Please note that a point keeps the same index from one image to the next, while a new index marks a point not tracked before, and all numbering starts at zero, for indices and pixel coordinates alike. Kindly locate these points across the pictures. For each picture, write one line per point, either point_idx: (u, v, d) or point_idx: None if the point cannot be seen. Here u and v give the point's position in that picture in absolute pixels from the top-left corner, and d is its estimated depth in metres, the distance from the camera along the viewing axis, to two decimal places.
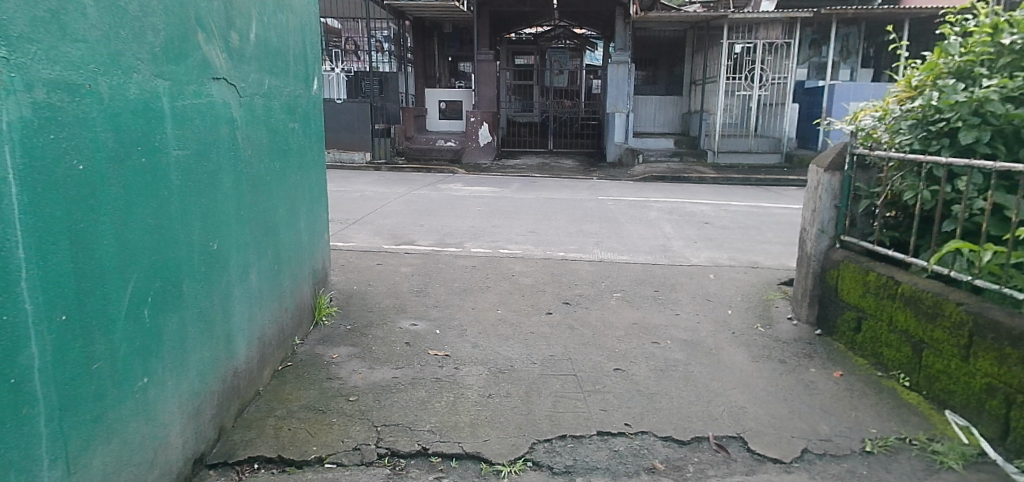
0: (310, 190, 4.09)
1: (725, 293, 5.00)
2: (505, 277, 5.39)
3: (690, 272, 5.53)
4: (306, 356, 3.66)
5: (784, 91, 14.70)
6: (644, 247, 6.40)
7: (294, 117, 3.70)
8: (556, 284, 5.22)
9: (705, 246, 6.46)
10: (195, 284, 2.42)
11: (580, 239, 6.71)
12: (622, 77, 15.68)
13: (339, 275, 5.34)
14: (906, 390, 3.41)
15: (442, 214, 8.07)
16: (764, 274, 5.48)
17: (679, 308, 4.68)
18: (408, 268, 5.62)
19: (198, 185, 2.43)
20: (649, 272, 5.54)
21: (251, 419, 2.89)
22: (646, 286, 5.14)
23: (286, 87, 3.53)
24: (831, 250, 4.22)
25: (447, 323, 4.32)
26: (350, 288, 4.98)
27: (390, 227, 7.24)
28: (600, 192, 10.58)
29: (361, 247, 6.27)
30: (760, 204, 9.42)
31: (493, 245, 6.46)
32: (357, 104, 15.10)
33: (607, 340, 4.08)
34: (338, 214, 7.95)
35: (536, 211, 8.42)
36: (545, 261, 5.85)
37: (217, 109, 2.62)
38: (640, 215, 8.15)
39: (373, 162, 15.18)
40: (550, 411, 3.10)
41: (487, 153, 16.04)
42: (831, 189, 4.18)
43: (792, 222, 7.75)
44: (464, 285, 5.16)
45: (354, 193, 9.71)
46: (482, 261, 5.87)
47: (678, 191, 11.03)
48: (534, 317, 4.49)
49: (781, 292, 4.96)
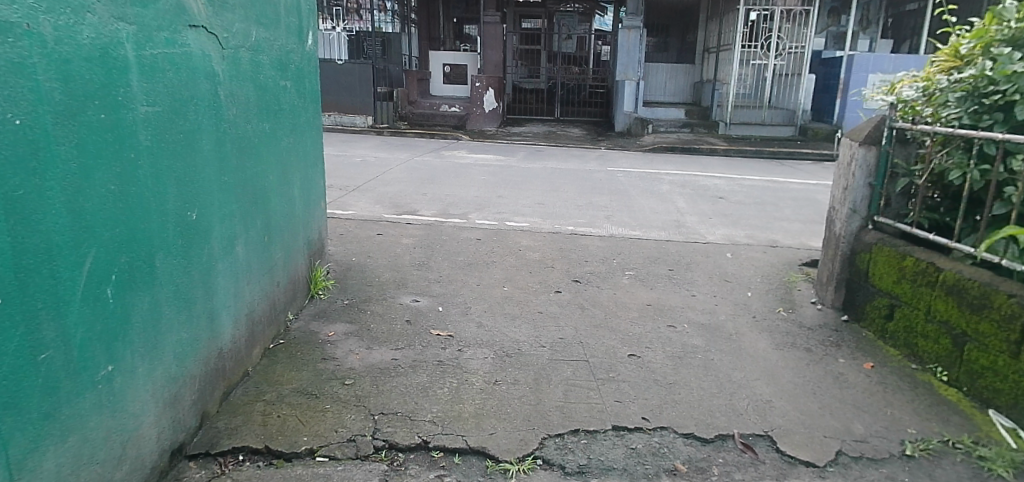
0: (304, 154, 3.83)
1: (744, 273, 4.73)
2: (511, 251, 5.12)
3: (705, 250, 5.26)
4: (300, 332, 3.42)
5: (800, 60, 14.24)
6: (657, 222, 6.12)
7: (284, 74, 3.43)
8: (565, 260, 4.96)
9: (720, 222, 6.17)
10: (171, 257, 2.17)
11: (590, 212, 6.43)
12: (633, 43, 15.24)
13: (337, 245, 5.08)
14: (945, 386, 3.17)
15: (446, 183, 7.78)
16: (784, 254, 5.21)
17: (695, 288, 4.43)
18: (409, 239, 5.36)
19: (170, 147, 2.17)
20: (662, 249, 5.27)
21: (238, 404, 2.65)
22: (660, 265, 4.88)
23: (274, 41, 3.26)
24: (862, 232, 3.95)
25: (451, 300, 4.09)
26: (349, 260, 4.72)
27: (392, 195, 6.96)
28: (609, 163, 10.25)
29: (361, 216, 6.00)
30: (775, 178, 9.11)
31: (499, 217, 6.18)
32: (358, 66, 14.66)
33: (620, 323, 3.84)
34: (338, 180, 7.65)
35: (543, 182, 8.11)
36: (553, 235, 5.58)
37: (194, 61, 2.35)
38: (652, 187, 7.84)
39: (376, 127, 14.79)
40: (561, 401, 2.86)
41: (492, 120, 15.61)
42: (866, 165, 3.89)
43: (809, 199, 7.46)
44: (468, 259, 4.91)
45: (355, 159, 9.39)
46: (487, 233, 5.61)
47: (689, 163, 10.71)
48: (542, 296, 4.23)
49: (803, 275, 4.69)
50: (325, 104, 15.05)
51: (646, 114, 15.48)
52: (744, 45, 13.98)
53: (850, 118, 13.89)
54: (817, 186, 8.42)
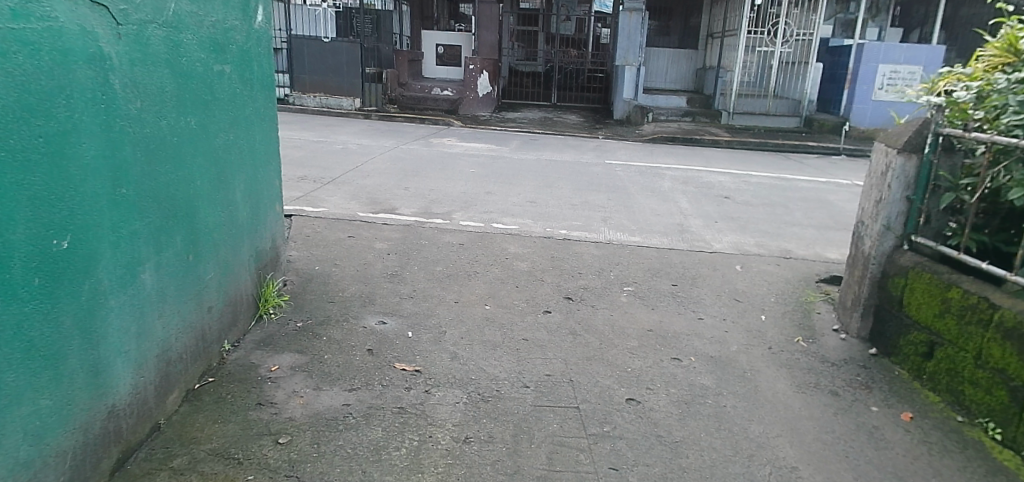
0: (253, 150, 3.30)
1: (756, 292, 4.21)
2: (497, 259, 4.60)
3: (712, 262, 4.74)
4: (237, 366, 2.88)
5: (807, 49, 13.55)
6: (658, 226, 5.61)
7: (222, 57, 2.89)
8: (555, 271, 4.45)
9: (728, 227, 5.66)
10: (17, 304, 1.68)
11: (586, 213, 5.92)
12: (634, 26, 14.59)
13: (302, 251, 4.52)
14: (999, 447, 2.66)
15: (432, 175, 7.21)
16: (800, 268, 4.69)
17: (703, 311, 3.91)
18: (384, 243, 4.81)
19: (18, 156, 1.67)
20: (665, 260, 4.74)
21: (135, 475, 2.13)
22: (661, 279, 4.38)
23: (206, 16, 2.72)
24: (897, 253, 3.42)
25: (423, 322, 3.56)
26: (311, 270, 4.18)
27: (371, 188, 6.42)
28: (607, 154, 9.74)
29: (333, 214, 5.44)
30: (784, 175, 8.62)
31: (486, 217, 5.65)
32: (346, 44, 13.97)
33: (617, 355, 3.31)
34: (314, 171, 7.08)
35: (536, 176, 7.59)
36: (545, 240, 5.07)
37: (65, 38, 1.86)
38: (652, 184, 7.33)
39: (363, 109, 14.13)
40: (544, 469, 2.34)
41: (485, 105, 14.91)
42: (905, 176, 3.36)
43: (821, 200, 6.95)
44: (447, 269, 4.37)
45: (336, 146, 8.80)
46: (472, 237, 5.08)
47: (691, 156, 10.17)
48: (529, 318, 3.71)
49: (823, 294, 4.17)
50: (311, 84, 14.41)
51: (646, 101, 14.83)
52: (750, 30, 13.37)
53: (858, 111, 13.20)
54: (828, 185, 7.90)
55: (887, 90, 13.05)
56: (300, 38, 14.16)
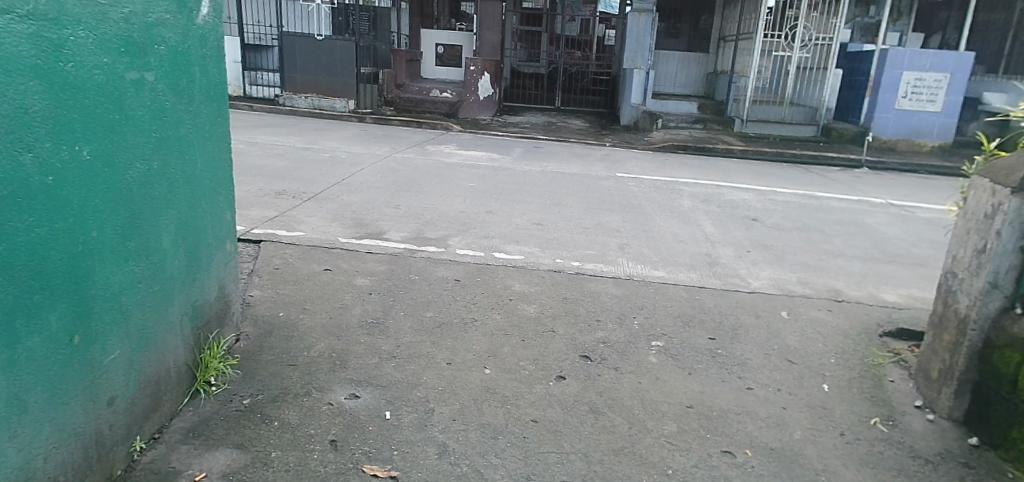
0: (190, 180, 2.58)
1: (811, 351, 3.48)
2: (498, 302, 3.87)
3: (754, 307, 4.01)
4: (148, 474, 2.20)
5: (825, 53, 12.92)
6: (684, 256, 4.91)
7: (142, 62, 2.19)
8: (568, 319, 3.72)
9: (763, 259, 4.95)
10: None
11: (600, 239, 5.22)
12: (644, 27, 13.90)
13: (267, 291, 3.79)
14: None
15: (427, 190, 6.50)
16: (856, 315, 3.97)
17: (751, 378, 3.18)
18: (366, 279, 4.08)
19: None
20: (697, 303, 4.01)
21: None
22: (696, 331, 3.64)
23: (113, 9, 2.04)
24: (1005, 318, 2.70)
25: (405, 395, 2.83)
26: (273, 318, 3.44)
27: (356, 207, 5.70)
28: (617, 165, 9.04)
29: (310, 240, 4.72)
30: (810, 191, 7.94)
31: (487, 244, 4.95)
32: (340, 43, 13.25)
33: (649, 446, 2.59)
34: (295, 184, 6.36)
35: (542, 191, 6.89)
36: (555, 276, 4.36)
37: None
38: (670, 203, 6.64)
39: (357, 111, 13.42)
40: None
41: (486, 108, 14.17)
42: (1019, 222, 2.66)
43: (860, 224, 6.26)
44: (439, 315, 3.64)
45: (323, 154, 8.07)
46: (470, 270, 4.36)
47: (708, 168, 9.47)
48: (539, 387, 2.97)
49: (892, 355, 3.45)
50: (302, 84, 13.67)
51: (655, 107, 14.11)
52: (767, 34, 12.67)
53: (880, 120, 12.37)
54: (862, 205, 7.20)
55: (912, 99, 12.24)
56: (292, 35, 13.38)
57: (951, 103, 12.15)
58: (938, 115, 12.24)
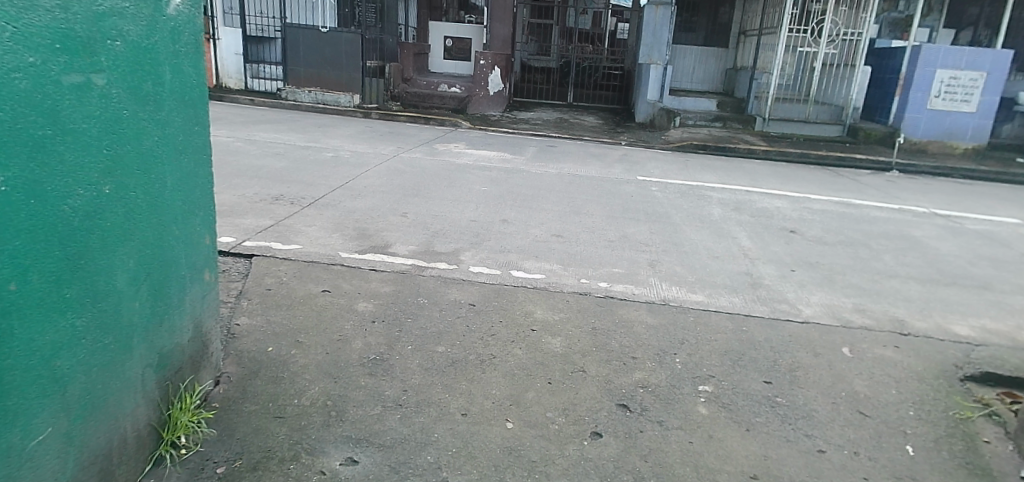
0: (157, 204, 2.12)
1: (885, 401, 2.99)
2: (519, 334, 3.39)
3: (809, 341, 3.52)
4: None
5: (854, 50, 12.36)
6: (721, 276, 4.42)
7: (86, 63, 1.75)
8: (599, 356, 3.23)
9: (810, 280, 4.45)
10: None
11: (627, 255, 4.73)
12: (660, 21, 13.36)
13: (255, 319, 3.32)
14: None
15: (436, 195, 6.02)
16: (928, 353, 3.47)
17: (821, 437, 2.69)
18: (369, 303, 3.61)
19: None
20: (745, 337, 3.52)
21: None
22: (748, 372, 3.17)
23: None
24: None
25: (414, 460, 2.36)
26: (260, 354, 2.95)
27: (359, 214, 5.23)
28: (636, 167, 8.54)
29: (308, 254, 4.25)
30: (845, 198, 7.42)
31: (504, 260, 4.47)
32: (346, 35, 12.78)
33: None
34: (295, 188, 5.89)
35: (560, 196, 6.40)
36: (581, 300, 3.88)
37: None
38: (699, 212, 6.15)
39: (363, 106, 12.93)
40: None
41: (497, 104, 13.61)
42: None
43: (908, 238, 5.75)
44: (452, 351, 3.16)
45: (326, 154, 7.59)
46: (485, 293, 3.88)
47: (732, 171, 8.96)
48: (572, 449, 2.50)
49: (980, 407, 2.97)
50: (307, 78, 13.22)
51: (672, 104, 13.57)
52: (792, 29, 12.14)
53: (911, 120, 11.78)
54: (904, 216, 6.68)
55: (945, 98, 11.63)
56: (296, 27, 12.95)
57: (987, 103, 11.53)
58: (973, 115, 11.62)
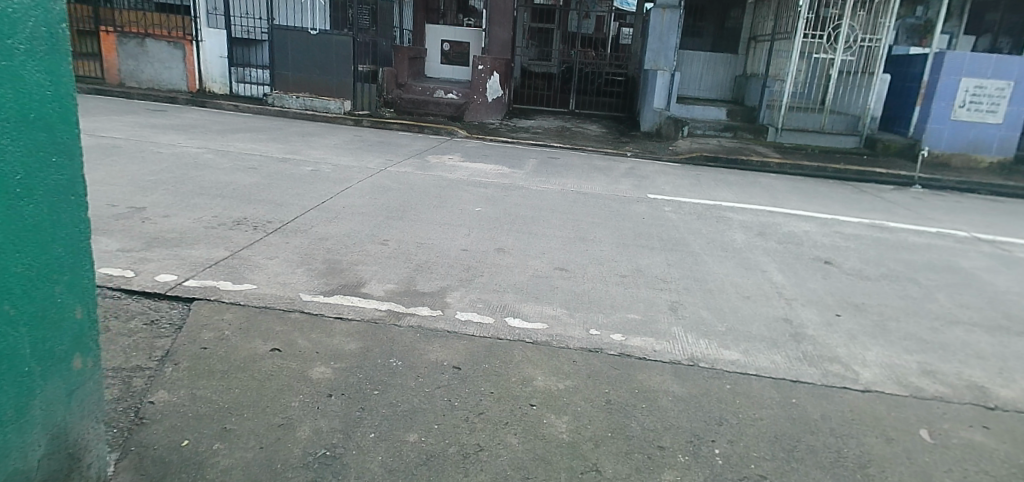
0: None
1: None
2: (514, 413, 2.67)
3: (879, 420, 2.81)
4: None
5: (872, 56, 11.61)
6: (758, 324, 3.71)
7: None
8: (618, 445, 2.52)
9: (862, 330, 3.74)
10: None
11: (644, 295, 4.02)
12: (667, 26, 12.74)
13: (176, 394, 2.59)
14: None
15: (424, 218, 5.33)
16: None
17: None
18: (331, 366, 2.91)
19: None
20: (798, 415, 2.80)
21: None
22: (809, 470, 2.45)
23: None
24: None
25: None
26: (174, 453, 2.23)
27: (331, 243, 4.52)
28: (645, 183, 7.84)
29: (263, 296, 3.55)
30: (877, 220, 6.72)
31: (498, 302, 3.77)
32: (336, 38, 12.11)
33: None
34: (262, 210, 5.18)
35: (564, 219, 5.69)
36: (591, 360, 3.16)
37: None
38: (720, 238, 5.45)
39: (354, 113, 12.24)
40: None
41: (496, 111, 12.91)
42: None
43: (958, 271, 5.04)
44: (427, 441, 2.44)
45: (305, 167, 6.88)
46: (473, 350, 3.17)
47: (750, 186, 8.26)
48: None
49: None
50: (295, 83, 12.54)
51: (680, 112, 12.84)
52: (805, 34, 11.43)
53: (933, 132, 11.09)
54: (947, 242, 5.97)
55: (969, 108, 10.92)
56: (283, 29, 12.23)
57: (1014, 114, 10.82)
58: (998, 127, 10.92)
